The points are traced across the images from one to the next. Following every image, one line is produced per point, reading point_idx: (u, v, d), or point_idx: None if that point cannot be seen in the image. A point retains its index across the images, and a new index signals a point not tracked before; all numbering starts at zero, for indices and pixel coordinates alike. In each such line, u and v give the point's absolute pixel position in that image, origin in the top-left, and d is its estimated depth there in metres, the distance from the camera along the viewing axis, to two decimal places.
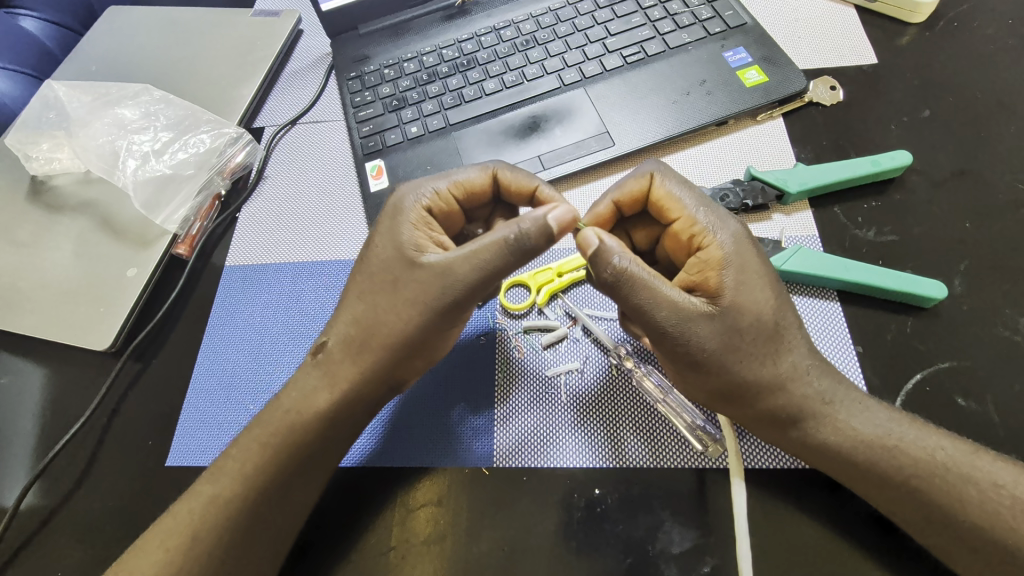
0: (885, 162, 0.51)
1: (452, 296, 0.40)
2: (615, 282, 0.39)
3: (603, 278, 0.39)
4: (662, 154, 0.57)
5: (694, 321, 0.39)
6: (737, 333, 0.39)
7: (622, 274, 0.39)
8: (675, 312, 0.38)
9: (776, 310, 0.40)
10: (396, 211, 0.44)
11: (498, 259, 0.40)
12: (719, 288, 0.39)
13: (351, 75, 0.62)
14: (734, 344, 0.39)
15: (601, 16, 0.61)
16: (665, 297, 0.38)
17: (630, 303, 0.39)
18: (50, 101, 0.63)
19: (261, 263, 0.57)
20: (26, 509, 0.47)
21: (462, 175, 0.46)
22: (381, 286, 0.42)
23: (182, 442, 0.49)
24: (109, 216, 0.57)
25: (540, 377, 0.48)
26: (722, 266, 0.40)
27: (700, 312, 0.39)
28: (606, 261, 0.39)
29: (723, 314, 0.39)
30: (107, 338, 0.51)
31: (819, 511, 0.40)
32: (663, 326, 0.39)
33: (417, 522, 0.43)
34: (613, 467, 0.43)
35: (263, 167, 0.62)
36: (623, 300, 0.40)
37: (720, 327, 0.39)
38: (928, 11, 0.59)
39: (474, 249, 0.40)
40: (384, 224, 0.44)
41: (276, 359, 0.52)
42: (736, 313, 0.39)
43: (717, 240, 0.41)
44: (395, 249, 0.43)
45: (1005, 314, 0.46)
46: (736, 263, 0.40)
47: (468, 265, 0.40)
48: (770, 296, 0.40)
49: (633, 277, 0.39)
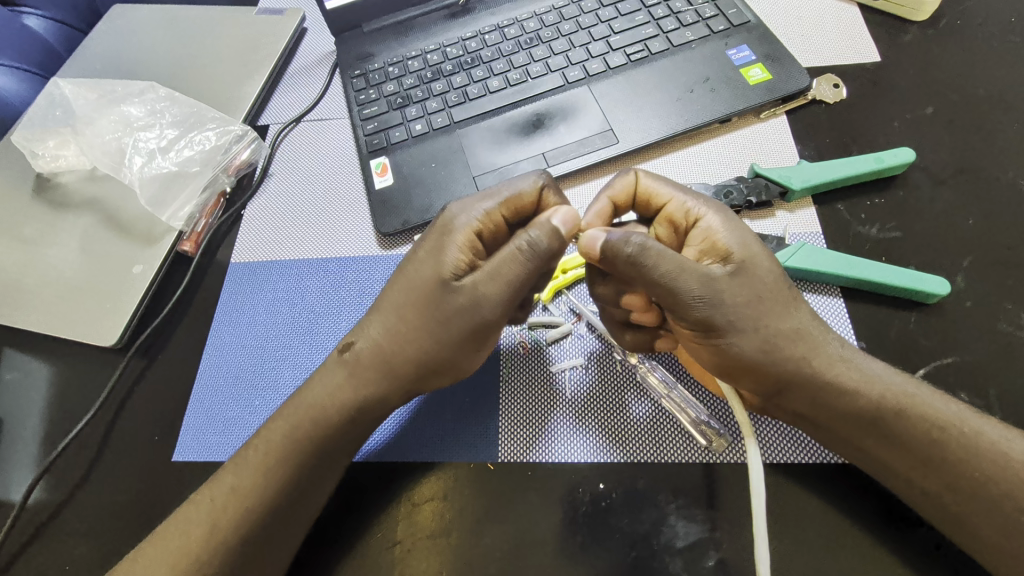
0: (888, 159, 0.51)
1: (487, 317, 0.40)
2: (642, 259, 0.38)
3: (627, 256, 0.39)
4: (667, 151, 0.57)
5: (722, 284, 0.39)
6: (757, 287, 0.39)
7: (645, 250, 0.38)
8: (702, 276, 0.38)
9: (781, 270, 0.41)
10: (448, 227, 0.42)
11: (523, 272, 0.40)
12: (729, 247, 0.40)
13: (355, 73, 0.63)
14: (759, 297, 0.39)
15: (605, 14, 0.61)
16: (688, 262, 0.38)
17: (660, 275, 0.38)
18: (56, 98, 0.63)
19: (267, 260, 0.58)
20: (34, 504, 0.48)
21: (510, 192, 0.43)
22: (425, 304, 0.41)
23: (188, 438, 0.49)
24: (116, 213, 0.57)
25: (545, 370, 0.48)
26: (725, 229, 0.41)
27: (723, 273, 0.39)
28: (623, 244, 0.39)
29: (740, 269, 0.39)
30: (114, 333, 0.52)
31: (822, 499, 0.41)
32: (696, 289, 0.38)
33: (424, 515, 0.43)
34: (620, 461, 0.44)
35: (268, 164, 0.62)
36: (648, 275, 0.39)
37: (743, 283, 0.39)
38: (930, 9, 0.59)
39: (500, 269, 0.39)
40: (427, 244, 0.43)
41: (281, 357, 0.52)
42: (751, 267, 0.40)
43: (705, 212, 0.42)
44: (434, 268, 0.41)
45: (1008, 309, 0.46)
46: (734, 225, 0.41)
47: (495, 285, 0.40)
48: (772, 256, 0.41)
49: (657, 251, 0.38)
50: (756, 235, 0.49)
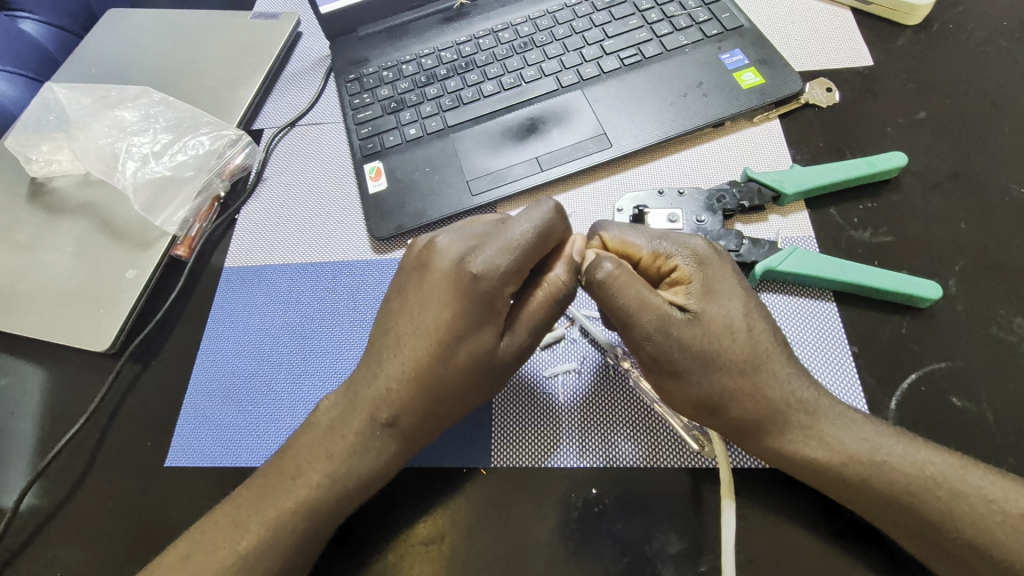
0: (880, 163, 0.51)
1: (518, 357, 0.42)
2: (608, 285, 0.39)
3: (595, 280, 0.39)
4: (661, 155, 0.57)
5: (677, 327, 0.39)
6: (713, 339, 0.40)
7: (613, 279, 0.39)
8: (659, 318, 0.39)
9: (747, 319, 0.41)
10: (483, 285, 0.39)
11: (558, 318, 0.42)
12: (688, 298, 0.41)
13: (349, 77, 0.63)
14: (711, 352, 0.39)
15: (599, 18, 0.61)
16: (651, 302, 0.39)
17: (619, 308, 0.39)
18: (50, 103, 0.63)
19: (262, 264, 0.58)
20: (25, 511, 0.47)
21: (540, 239, 0.40)
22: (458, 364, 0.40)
23: (180, 443, 0.49)
24: (110, 218, 0.57)
25: (538, 376, 0.48)
26: (692, 280, 0.41)
27: (677, 318, 0.40)
28: (595, 267, 0.39)
29: (697, 318, 0.40)
30: (106, 339, 0.51)
31: (814, 504, 0.41)
32: (649, 330, 0.39)
33: (415, 520, 0.43)
34: (612, 467, 0.44)
35: (262, 169, 0.62)
36: (611, 302, 0.40)
37: (696, 331, 0.40)
38: (923, 13, 0.59)
39: (544, 327, 0.42)
40: (458, 300, 0.39)
41: (275, 361, 0.52)
42: (709, 319, 0.40)
43: (681, 259, 0.42)
44: (472, 328, 0.39)
45: (1000, 314, 0.46)
46: (705, 275, 0.41)
47: (536, 337, 0.42)
48: (741, 307, 0.41)
49: (624, 281, 0.39)
50: (749, 239, 0.49)
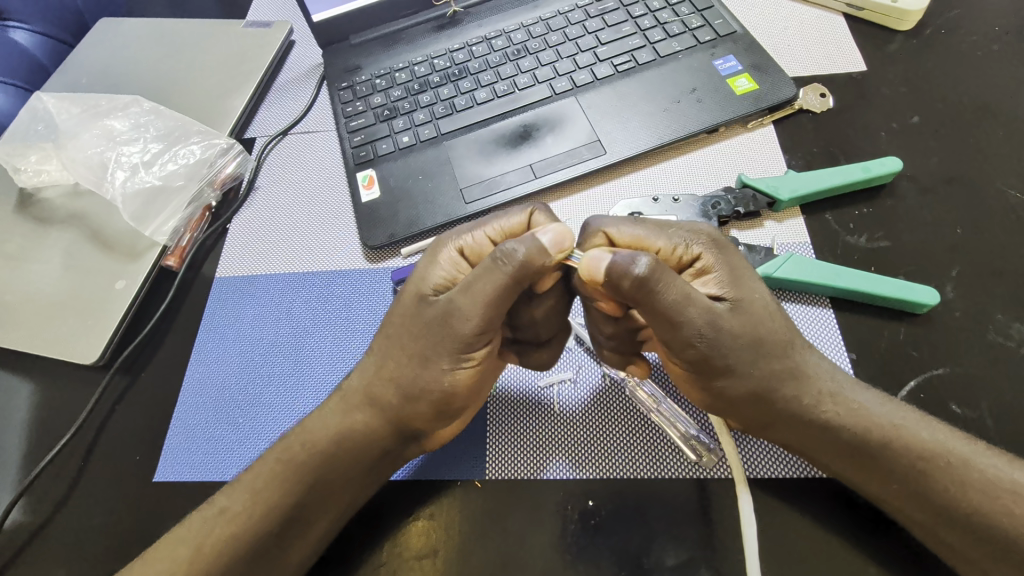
0: (875, 168, 0.51)
1: (460, 333, 0.38)
2: (654, 284, 0.35)
3: (638, 281, 0.35)
4: (655, 162, 0.57)
5: (722, 319, 0.37)
6: (755, 325, 0.38)
7: (658, 275, 0.35)
8: (707, 311, 0.36)
9: (773, 304, 0.40)
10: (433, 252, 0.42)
11: (492, 284, 0.37)
12: (722, 286, 0.39)
13: (342, 85, 0.62)
14: (758, 339, 0.38)
15: (592, 25, 0.61)
16: (695, 295, 0.36)
17: (667, 307, 0.36)
18: (39, 113, 0.63)
19: (254, 274, 0.57)
20: (11, 527, 0.47)
21: (502, 219, 0.42)
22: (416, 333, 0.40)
23: (169, 458, 0.48)
24: (98, 228, 0.57)
25: (533, 387, 0.48)
26: (719, 266, 0.40)
27: (721, 309, 0.38)
28: (633, 265, 0.35)
29: (737, 306, 0.38)
30: (94, 351, 0.51)
31: (815, 515, 0.40)
32: (700, 327, 0.36)
33: (409, 535, 0.42)
34: (609, 478, 0.43)
35: (254, 177, 0.62)
36: (658, 304, 0.36)
37: (739, 320, 0.38)
38: (915, 19, 0.60)
39: (470, 290, 0.37)
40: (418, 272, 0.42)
41: (266, 373, 0.52)
42: (748, 305, 0.39)
43: (700, 246, 0.40)
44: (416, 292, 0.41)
45: (998, 319, 0.46)
46: (729, 261, 0.40)
47: (466, 304, 0.37)
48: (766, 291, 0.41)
49: (666, 277, 0.36)
50: (744, 246, 0.48)
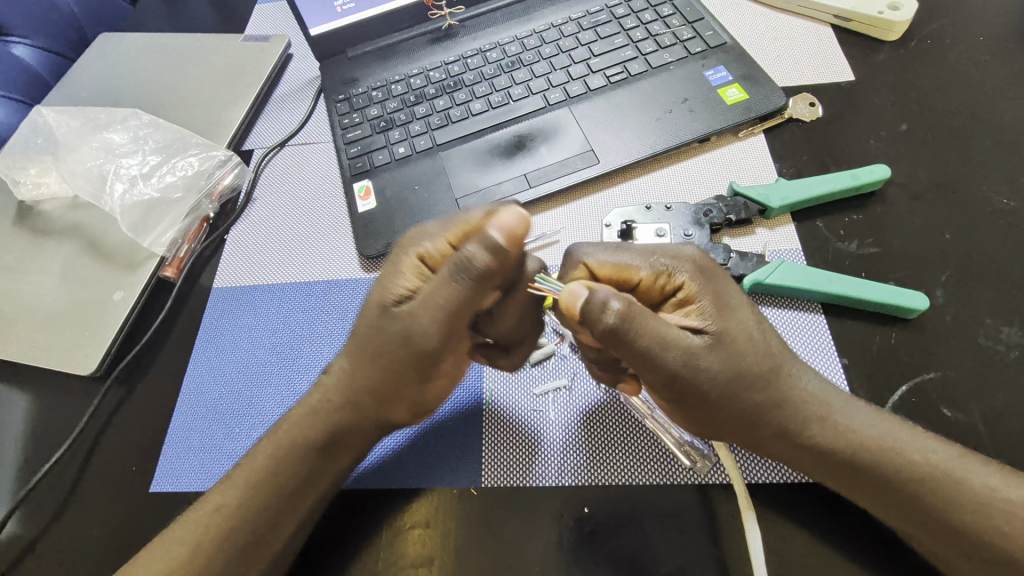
0: (864, 176, 0.52)
1: (424, 347, 0.38)
2: (624, 329, 0.36)
3: (606, 327, 0.36)
4: (647, 171, 0.57)
5: (700, 357, 0.37)
6: (737, 358, 0.38)
7: (627, 320, 0.36)
8: (681, 352, 0.37)
9: (762, 329, 0.40)
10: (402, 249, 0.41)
11: (452, 296, 0.37)
12: (703, 319, 0.39)
13: (339, 97, 0.63)
14: (739, 371, 0.38)
15: (585, 38, 0.62)
16: (670, 337, 0.37)
17: (640, 350, 0.36)
18: (39, 126, 0.64)
19: (251, 285, 0.57)
20: (6, 539, 0.47)
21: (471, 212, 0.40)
22: (372, 338, 0.40)
23: (166, 468, 0.48)
24: (97, 240, 0.57)
25: (528, 395, 0.48)
26: (703, 297, 0.39)
27: (699, 345, 0.38)
28: (603, 311, 0.36)
29: (719, 342, 0.38)
30: (92, 362, 0.51)
31: (809, 521, 0.40)
32: (674, 368, 0.37)
33: (405, 544, 0.42)
34: (603, 485, 0.43)
35: (251, 189, 0.62)
36: (629, 346, 0.37)
37: (720, 357, 0.38)
38: (902, 29, 0.61)
39: (428, 301, 0.38)
40: (384, 267, 0.41)
41: (263, 382, 0.52)
42: (731, 339, 0.38)
43: (685, 274, 0.40)
44: (380, 295, 0.40)
45: (987, 323, 0.46)
46: (715, 291, 0.39)
47: (427, 315, 0.38)
48: (756, 316, 0.40)
49: (638, 320, 0.36)
50: (736, 253, 0.49)
